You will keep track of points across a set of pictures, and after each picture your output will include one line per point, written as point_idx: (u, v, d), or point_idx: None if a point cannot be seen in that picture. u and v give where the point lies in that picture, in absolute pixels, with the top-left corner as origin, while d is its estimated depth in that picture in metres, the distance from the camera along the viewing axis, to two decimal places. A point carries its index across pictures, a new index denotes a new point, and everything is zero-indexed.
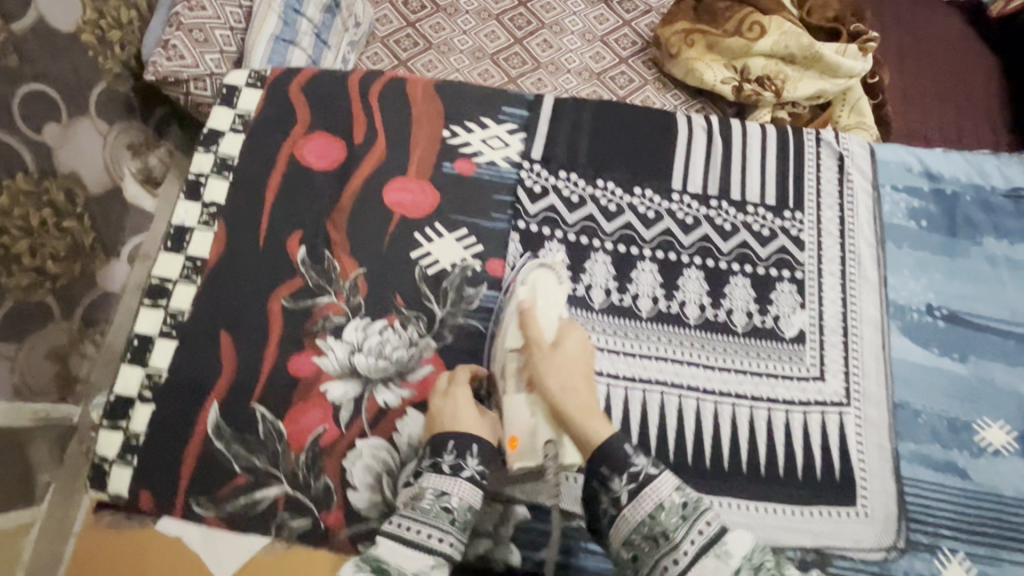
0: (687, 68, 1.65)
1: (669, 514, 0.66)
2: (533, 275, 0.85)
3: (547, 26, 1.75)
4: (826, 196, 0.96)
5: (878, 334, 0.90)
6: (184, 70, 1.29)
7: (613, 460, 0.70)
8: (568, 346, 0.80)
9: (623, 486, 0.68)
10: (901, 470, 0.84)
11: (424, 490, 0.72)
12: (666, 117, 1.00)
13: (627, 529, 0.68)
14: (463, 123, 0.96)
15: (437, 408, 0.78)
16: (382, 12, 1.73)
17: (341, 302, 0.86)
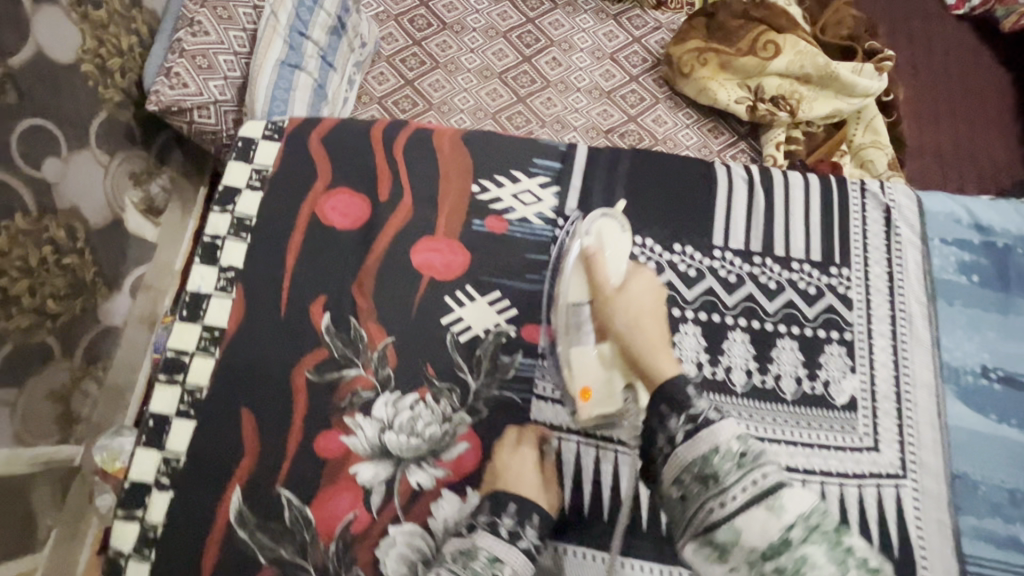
0: (700, 86, 1.58)
1: (723, 458, 0.61)
2: (595, 224, 0.84)
3: (555, 43, 1.68)
4: (873, 251, 0.92)
5: (933, 399, 0.86)
6: (187, 98, 1.23)
7: (672, 400, 0.66)
8: (634, 289, 0.79)
9: (680, 427, 0.64)
10: (963, 547, 0.80)
11: (478, 547, 0.68)
12: (703, 166, 0.95)
13: (676, 468, 0.63)
14: (493, 177, 0.91)
15: (505, 464, 0.77)
16: (387, 29, 1.67)
17: (370, 374, 0.81)
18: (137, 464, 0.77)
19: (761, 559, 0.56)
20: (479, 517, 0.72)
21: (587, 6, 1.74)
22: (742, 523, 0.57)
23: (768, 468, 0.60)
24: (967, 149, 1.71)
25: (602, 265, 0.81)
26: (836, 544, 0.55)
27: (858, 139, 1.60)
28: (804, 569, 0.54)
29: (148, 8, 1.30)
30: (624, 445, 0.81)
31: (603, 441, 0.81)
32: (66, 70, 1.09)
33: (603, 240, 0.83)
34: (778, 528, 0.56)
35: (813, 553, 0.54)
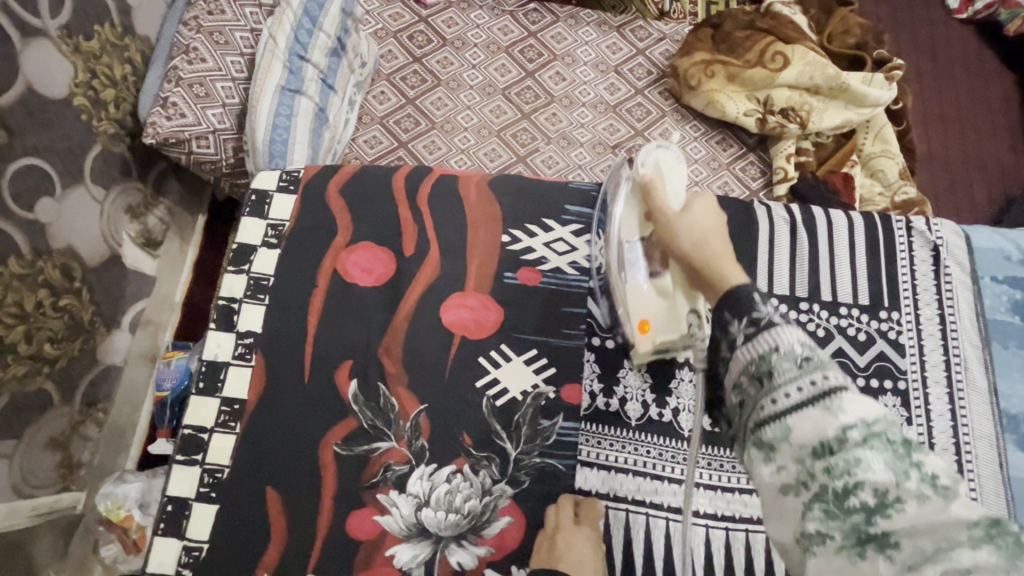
0: (709, 99, 1.53)
1: (783, 357, 0.49)
2: (651, 154, 0.74)
3: (558, 57, 1.63)
4: (923, 292, 0.88)
5: (994, 450, 0.81)
6: (185, 129, 1.17)
7: (736, 306, 0.55)
8: (699, 210, 0.69)
9: (741, 330, 0.53)
10: None
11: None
12: (739, 205, 0.91)
13: (732, 372, 0.53)
14: (525, 226, 0.87)
15: (567, 541, 0.70)
16: (386, 48, 1.61)
17: (403, 446, 0.76)
18: (157, 554, 0.71)
19: (809, 459, 0.45)
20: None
21: (588, 19, 1.69)
22: (793, 421, 0.47)
23: (832, 370, 0.48)
24: (975, 152, 1.68)
25: (659, 190, 0.72)
26: (900, 456, 0.43)
27: (868, 149, 1.56)
28: (856, 474, 0.42)
29: (141, 35, 1.23)
30: (675, 512, 0.76)
31: (653, 507, 0.76)
32: (58, 105, 1.02)
33: (661, 171, 0.73)
34: (832, 428, 0.45)
35: (870, 460, 0.43)
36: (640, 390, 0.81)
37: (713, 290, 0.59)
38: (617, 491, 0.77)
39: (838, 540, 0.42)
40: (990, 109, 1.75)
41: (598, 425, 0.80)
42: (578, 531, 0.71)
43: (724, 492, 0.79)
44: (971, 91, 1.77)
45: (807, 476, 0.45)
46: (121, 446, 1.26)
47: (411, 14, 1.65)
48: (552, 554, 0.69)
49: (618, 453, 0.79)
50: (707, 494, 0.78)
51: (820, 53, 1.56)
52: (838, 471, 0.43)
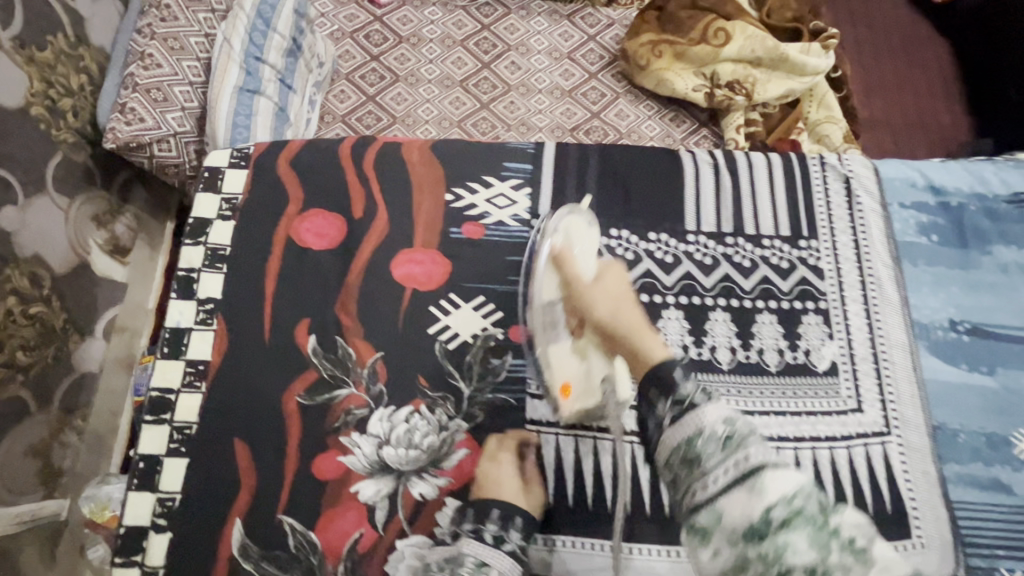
0: (658, 78, 1.60)
1: (706, 441, 0.55)
2: (563, 222, 0.83)
3: (512, 47, 1.70)
4: (838, 221, 0.95)
5: (908, 357, 0.89)
6: (145, 132, 1.20)
7: (660, 382, 0.61)
8: (609, 278, 0.74)
9: (667, 410, 0.59)
10: (950, 495, 0.84)
11: (461, 557, 0.70)
12: (668, 154, 0.97)
13: (664, 451, 0.58)
14: (467, 184, 0.92)
15: (484, 472, 0.77)
16: (344, 48, 1.65)
17: (362, 391, 0.81)
18: (131, 508, 0.75)
19: (743, 541, 0.50)
20: (463, 525, 0.74)
21: (540, 9, 1.75)
22: (724, 506, 0.51)
23: (753, 449, 0.53)
24: (915, 118, 1.72)
25: (571, 259, 0.76)
26: (817, 530, 0.48)
27: (812, 116, 1.64)
28: (785, 555, 0.47)
29: (96, 45, 1.26)
30: None
31: (600, 432, 0.82)
32: (15, 115, 1.05)
33: (570, 241, 0.80)
34: (758, 511, 0.50)
35: (794, 540, 0.48)
36: None
37: (637, 363, 0.65)
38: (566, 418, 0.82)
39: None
40: (930, 74, 1.80)
41: None
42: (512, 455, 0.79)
43: None
44: (910, 59, 1.82)
45: (743, 557, 0.50)
46: (104, 451, 1.26)
47: (365, 13, 1.70)
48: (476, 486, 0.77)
49: None
50: (634, 414, 0.82)
51: (762, 27, 1.62)
52: (770, 556, 0.48)
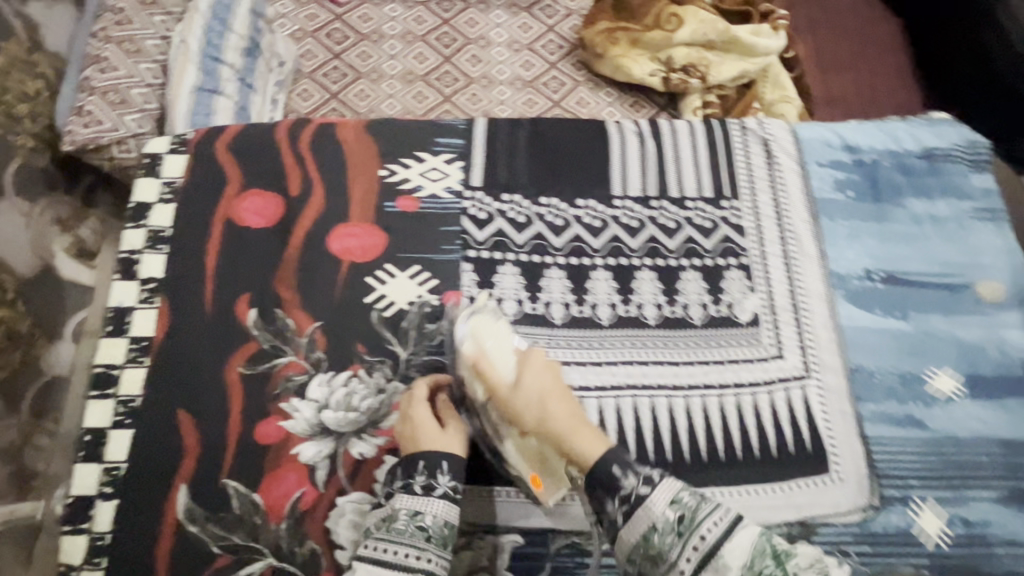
0: (615, 65, 1.59)
1: (663, 534, 0.62)
2: (468, 328, 0.78)
3: (473, 40, 1.68)
4: (758, 181, 1.00)
5: (826, 306, 0.94)
6: (102, 134, 1.20)
7: (604, 484, 0.65)
8: (527, 378, 0.72)
9: (617, 509, 0.64)
10: (866, 432, 0.89)
11: (394, 513, 0.71)
12: (595, 125, 1.02)
13: (625, 547, 0.64)
14: (400, 160, 0.96)
15: (400, 434, 0.77)
16: (307, 47, 1.63)
17: (301, 358, 0.84)
18: (79, 478, 0.78)
19: None
20: (395, 485, 0.74)
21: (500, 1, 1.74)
22: None
23: (705, 526, 0.61)
24: (868, 94, 1.66)
25: (488, 366, 0.74)
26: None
27: (768, 97, 1.62)
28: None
29: (50, 50, 1.25)
30: None
31: None
32: None
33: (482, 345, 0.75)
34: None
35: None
36: (515, 290, 0.91)
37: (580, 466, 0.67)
38: None
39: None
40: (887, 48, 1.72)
41: None
42: (419, 407, 0.78)
43: (595, 367, 0.88)
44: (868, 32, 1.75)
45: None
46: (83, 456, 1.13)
47: (325, 11, 1.67)
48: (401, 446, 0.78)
49: None
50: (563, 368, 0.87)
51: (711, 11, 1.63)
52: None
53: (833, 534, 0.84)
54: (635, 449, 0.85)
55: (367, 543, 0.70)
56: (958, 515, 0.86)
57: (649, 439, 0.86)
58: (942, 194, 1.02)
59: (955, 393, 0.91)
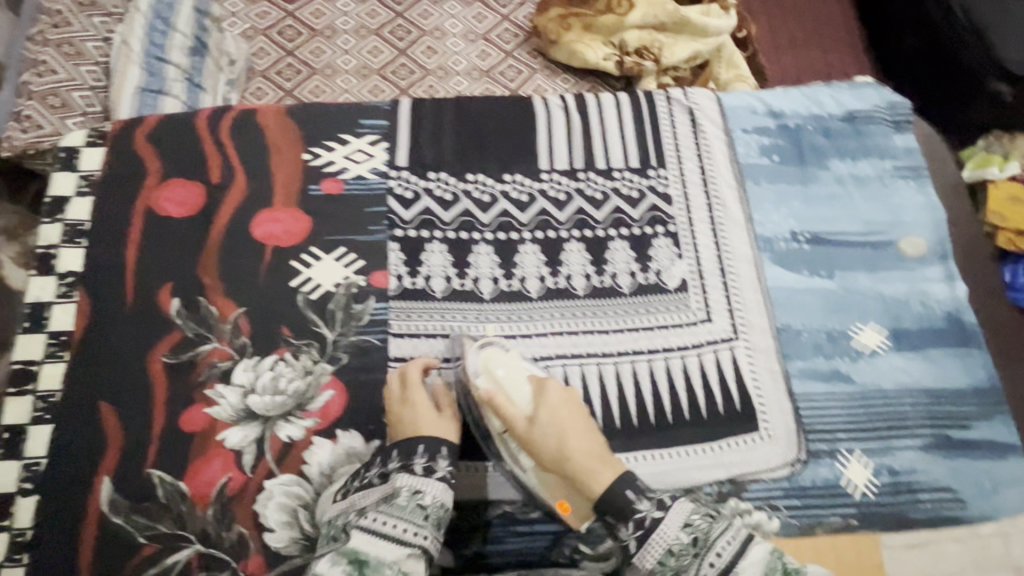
0: (569, 51, 1.49)
1: (678, 556, 0.71)
2: (480, 362, 0.84)
3: (427, 33, 1.56)
4: (684, 149, 1.01)
5: (752, 268, 0.96)
6: (42, 138, 1.17)
7: (615, 510, 0.74)
8: (543, 411, 0.80)
9: (631, 534, 0.73)
10: (793, 388, 0.90)
11: (395, 492, 0.74)
12: (521, 101, 1.02)
13: (641, 569, 0.73)
14: (324, 143, 0.95)
15: (398, 415, 0.79)
16: (257, 45, 1.50)
17: (225, 345, 0.84)
18: None
19: None
20: (390, 465, 0.77)
21: None
22: None
23: (717, 546, 0.70)
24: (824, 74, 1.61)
25: (503, 401, 0.82)
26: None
27: (723, 77, 1.54)
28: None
29: None
30: None
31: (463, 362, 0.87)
32: None
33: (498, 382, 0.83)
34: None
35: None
36: (443, 267, 0.91)
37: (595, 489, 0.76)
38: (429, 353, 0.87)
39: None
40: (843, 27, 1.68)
41: (407, 302, 0.88)
42: (419, 392, 0.81)
43: (525, 339, 0.89)
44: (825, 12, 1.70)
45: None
46: None
47: (277, 10, 1.55)
48: (394, 426, 0.80)
49: (428, 322, 0.88)
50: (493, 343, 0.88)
51: None
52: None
53: (764, 490, 0.85)
54: None
55: (366, 517, 0.73)
56: (885, 465, 0.87)
57: None
58: (865, 155, 1.04)
59: (880, 346, 0.93)
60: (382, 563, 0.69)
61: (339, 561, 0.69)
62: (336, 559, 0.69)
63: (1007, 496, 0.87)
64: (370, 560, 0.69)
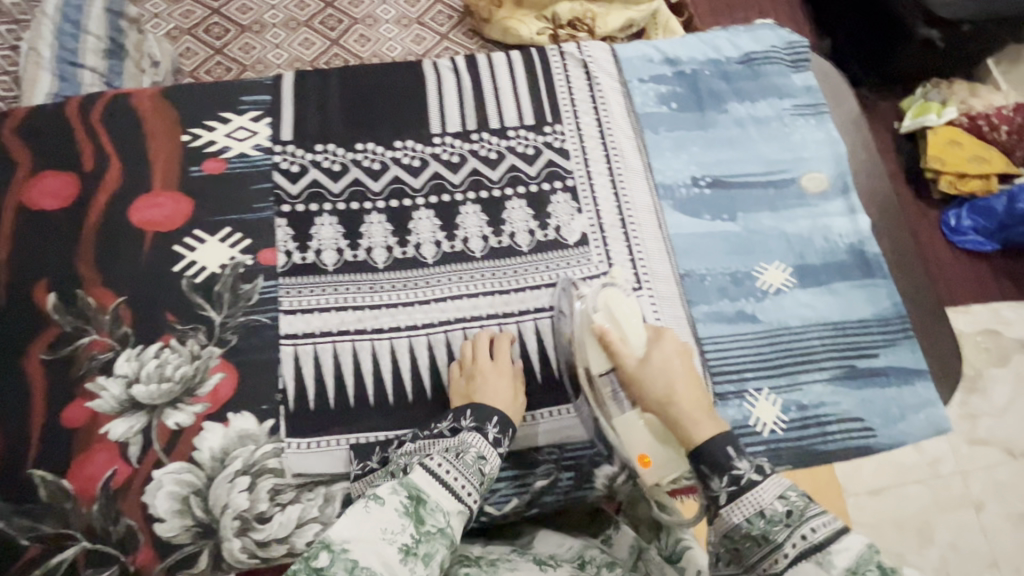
0: (502, 28, 1.45)
1: (768, 521, 0.59)
2: (601, 297, 0.80)
3: (359, 20, 1.51)
4: (580, 104, 1.00)
5: (653, 217, 0.95)
6: None
7: (712, 460, 0.65)
8: (656, 356, 0.76)
9: (722, 487, 0.63)
10: (699, 332, 0.89)
11: (465, 446, 0.70)
12: (411, 68, 1.00)
13: (722, 526, 0.62)
14: (203, 122, 0.92)
15: (483, 378, 0.79)
16: (183, 45, 1.45)
17: (105, 336, 0.81)
18: None
19: None
20: (463, 421, 0.74)
21: None
22: None
23: (816, 521, 0.57)
24: None
25: (617, 337, 0.77)
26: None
27: None
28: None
29: None
30: (378, 332, 0.85)
31: (358, 334, 0.84)
32: None
33: (617, 317, 0.78)
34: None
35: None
36: (333, 239, 0.88)
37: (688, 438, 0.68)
38: (322, 328, 0.84)
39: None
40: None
41: (296, 278, 0.86)
42: (508, 366, 0.82)
43: (424, 306, 0.87)
44: None
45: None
46: None
47: (202, 7, 1.49)
48: (470, 385, 0.79)
49: (319, 297, 0.85)
50: (389, 313, 0.86)
51: None
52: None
53: None
54: None
55: (428, 457, 0.67)
56: (792, 401, 0.87)
57: None
58: (763, 96, 1.03)
59: (785, 284, 0.93)
60: (437, 508, 0.62)
61: (398, 491, 0.61)
62: (396, 488, 0.61)
63: (914, 420, 0.88)
64: (429, 502, 0.62)
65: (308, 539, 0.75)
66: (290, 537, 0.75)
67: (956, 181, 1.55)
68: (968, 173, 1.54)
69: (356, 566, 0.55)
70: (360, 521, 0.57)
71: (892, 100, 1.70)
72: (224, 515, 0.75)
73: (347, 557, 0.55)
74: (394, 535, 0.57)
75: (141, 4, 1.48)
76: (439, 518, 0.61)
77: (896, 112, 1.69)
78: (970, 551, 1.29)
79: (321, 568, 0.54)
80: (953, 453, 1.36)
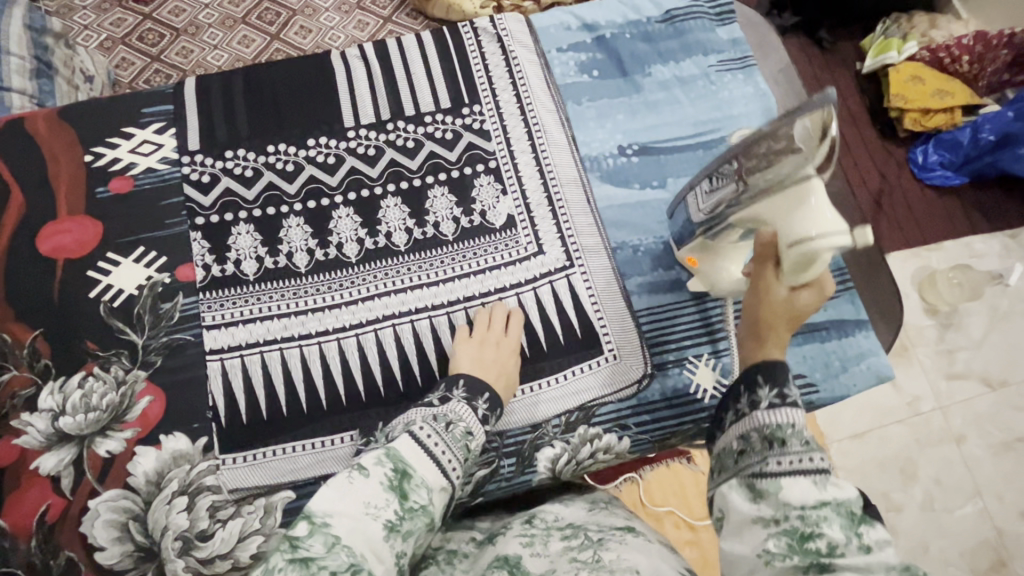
0: (445, 5, 1.40)
1: (795, 434, 0.50)
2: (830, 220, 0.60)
3: (298, 10, 1.46)
4: (497, 81, 0.96)
5: (580, 190, 0.92)
6: None
7: (768, 371, 0.55)
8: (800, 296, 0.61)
9: (767, 394, 0.54)
10: (636, 306, 0.87)
11: (455, 417, 0.66)
12: (321, 61, 0.97)
13: (748, 423, 0.54)
14: (106, 141, 0.90)
15: (473, 354, 0.78)
16: (117, 55, 1.39)
17: (25, 371, 0.79)
18: None
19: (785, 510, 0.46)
20: (455, 391, 0.71)
21: None
22: (786, 483, 0.47)
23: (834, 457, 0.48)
24: None
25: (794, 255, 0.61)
26: (852, 522, 0.45)
27: None
28: (823, 527, 0.44)
29: None
30: (305, 338, 0.83)
31: (285, 341, 0.82)
32: None
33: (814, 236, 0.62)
34: (813, 497, 0.46)
35: (831, 518, 0.45)
36: (252, 248, 0.86)
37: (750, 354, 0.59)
38: (248, 339, 0.82)
39: (796, 563, 0.43)
40: None
41: (216, 291, 0.84)
42: (511, 342, 0.81)
43: (351, 306, 0.84)
44: None
45: (781, 517, 0.46)
46: None
47: (133, 14, 1.43)
48: (477, 350, 0.79)
49: (243, 307, 0.83)
50: (315, 318, 0.84)
51: None
52: (810, 520, 0.45)
53: (612, 412, 0.83)
54: (401, 375, 0.82)
55: (415, 426, 0.63)
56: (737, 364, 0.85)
57: (416, 365, 0.83)
58: (687, 54, 1.00)
59: None
60: (424, 484, 0.58)
61: (383, 463, 0.57)
62: (382, 459, 0.57)
63: (856, 371, 0.86)
64: (416, 476, 0.57)
65: (251, 551, 0.75)
66: (233, 552, 0.75)
67: (920, 117, 1.51)
68: (931, 109, 1.50)
69: (337, 542, 0.50)
70: (344, 493, 0.54)
71: (846, 40, 1.65)
72: (165, 537, 0.75)
73: (328, 532, 0.51)
74: (378, 511, 0.53)
75: (67, 17, 1.41)
76: (423, 494, 0.57)
77: (855, 54, 1.64)
78: (953, 484, 1.30)
79: (299, 538, 0.50)
80: (933, 391, 1.36)
